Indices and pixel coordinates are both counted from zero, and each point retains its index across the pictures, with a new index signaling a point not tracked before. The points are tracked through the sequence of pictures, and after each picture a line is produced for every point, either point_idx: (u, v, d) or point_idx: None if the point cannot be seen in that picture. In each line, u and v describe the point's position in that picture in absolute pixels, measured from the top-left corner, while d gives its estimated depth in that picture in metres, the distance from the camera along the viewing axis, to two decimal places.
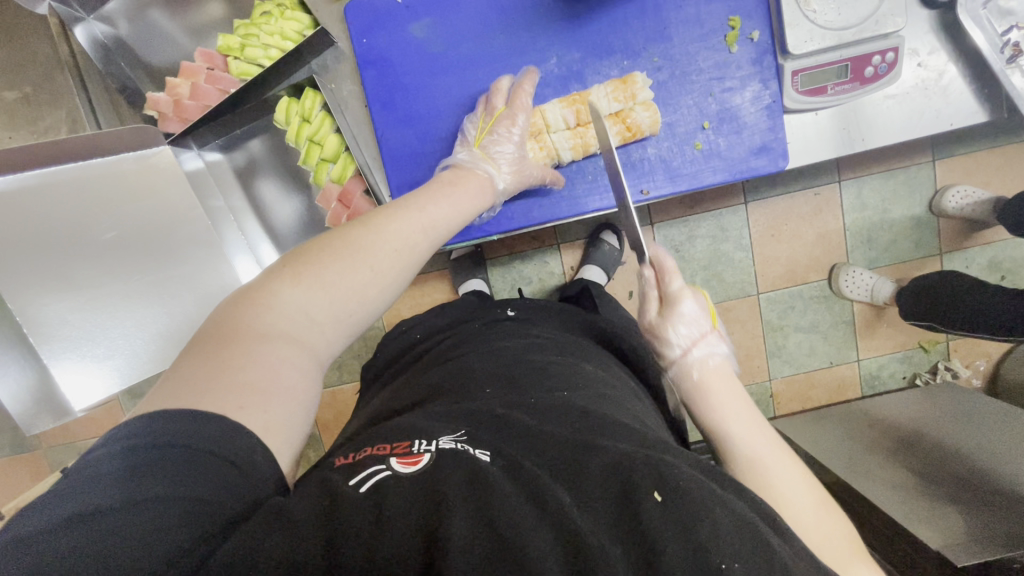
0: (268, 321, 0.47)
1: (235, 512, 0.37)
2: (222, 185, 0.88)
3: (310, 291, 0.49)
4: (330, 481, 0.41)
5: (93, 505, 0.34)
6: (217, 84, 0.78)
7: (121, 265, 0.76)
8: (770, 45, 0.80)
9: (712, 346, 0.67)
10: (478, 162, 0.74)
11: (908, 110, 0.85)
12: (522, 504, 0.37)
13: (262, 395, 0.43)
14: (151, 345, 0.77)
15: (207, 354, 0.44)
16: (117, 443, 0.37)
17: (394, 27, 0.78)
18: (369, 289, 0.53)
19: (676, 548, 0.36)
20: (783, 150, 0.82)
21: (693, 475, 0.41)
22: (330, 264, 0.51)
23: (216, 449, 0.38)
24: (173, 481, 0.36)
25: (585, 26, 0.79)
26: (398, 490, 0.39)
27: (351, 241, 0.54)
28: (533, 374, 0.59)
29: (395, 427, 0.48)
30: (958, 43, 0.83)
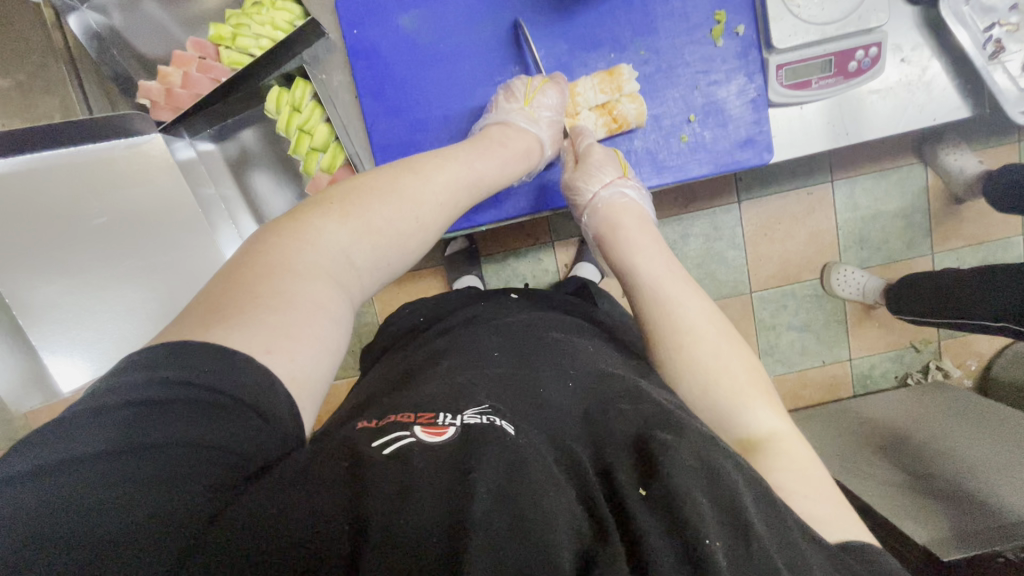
0: (313, 257, 0.49)
1: (258, 465, 0.36)
2: (214, 175, 0.89)
3: (358, 232, 0.54)
4: (351, 445, 0.42)
5: (104, 448, 0.33)
6: (210, 73, 0.79)
7: (112, 250, 0.77)
8: (755, 40, 0.81)
9: (620, 188, 0.76)
10: (526, 121, 0.77)
11: (893, 105, 0.86)
12: (538, 479, 0.38)
13: (292, 340, 0.43)
14: (139, 330, 0.78)
15: (243, 287, 0.45)
16: (129, 386, 0.36)
17: (384, 19, 0.79)
18: (411, 238, 0.60)
19: (666, 537, 0.37)
20: (767, 144, 0.83)
21: (701, 464, 0.42)
22: (377, 205, 0.57)
23: (241, 395, 0.37)
24: (188, 427, 0.35)
25: (572, 19, 0.80)
26: (422, 459, 0.39)
27: (398, 187, 0.59)
28: (548, 355, 0.60)
29: (416, 399, 0.49)
30: (941, 40, 0.85)
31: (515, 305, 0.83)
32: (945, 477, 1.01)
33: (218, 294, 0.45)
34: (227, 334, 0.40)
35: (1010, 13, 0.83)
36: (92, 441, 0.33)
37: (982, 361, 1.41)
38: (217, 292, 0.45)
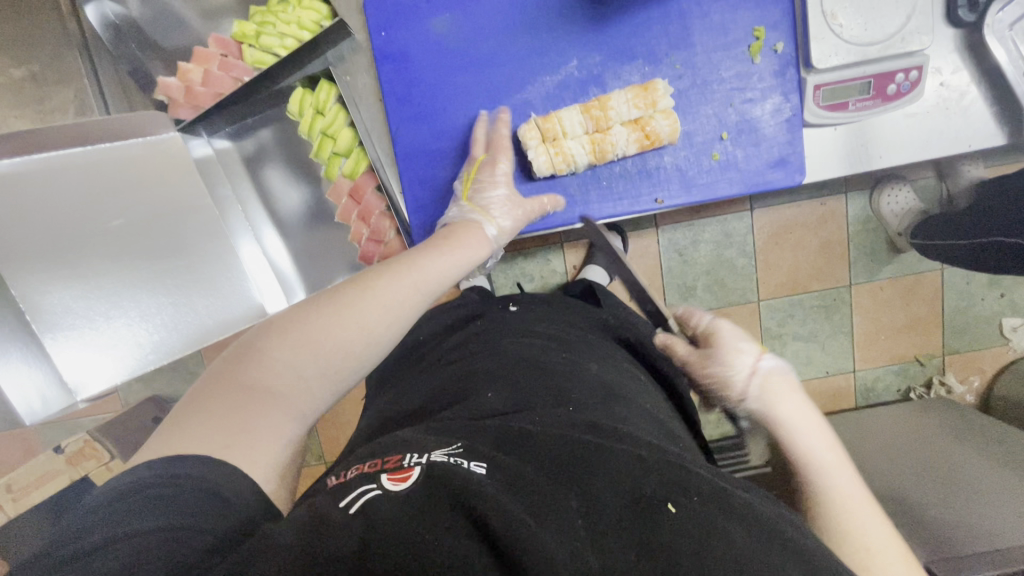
0: (289, 355, 0.49)
1: (227, 541, 0.38)
2: (230, 175, 0.86)
3: (301, 349, 0.50)
4: (317, 505, 0.39)
5: (92, 543, 0.35)
6: (232, 71, 0.76)
7: (126, 253, 0.76)
8: (793, 58, 0.79)
9: (733, 311, 0.73)
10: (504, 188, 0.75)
11: (928, 130, 0.84)
12: (527, 514, 0.37)
13: (245, 444, 0.44)
14: (153, 335, 0.77)
15: (224, 381, 0.48)
16: (116, 491, 0.39)
17: (414, 20, 0.77)
18: (369, 344, 0.53)
19: (691, 558, 0.37)
20: (800, 165, 0.81)
21: (714, 492, 0.42)
22: (370, 307, 0.54)
23: (215, 485, 0.40)
24: (165, 516, 0.37)
25: (607, 29, 0.78)
26: (387, 512, 0.37)
27: (355, 304, 0.53)
28: (535, 384, 0.58)
29: (389, 442, 0.47)
30: (981, 63, 0.83)
31: (524, 315, 0.78)
32: (946, 490, 1.01)
33: (183, 406, 0.47)
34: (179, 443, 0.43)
35: None
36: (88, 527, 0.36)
37: (984, 378, 1.42)
38: (182, 408, 0.47)
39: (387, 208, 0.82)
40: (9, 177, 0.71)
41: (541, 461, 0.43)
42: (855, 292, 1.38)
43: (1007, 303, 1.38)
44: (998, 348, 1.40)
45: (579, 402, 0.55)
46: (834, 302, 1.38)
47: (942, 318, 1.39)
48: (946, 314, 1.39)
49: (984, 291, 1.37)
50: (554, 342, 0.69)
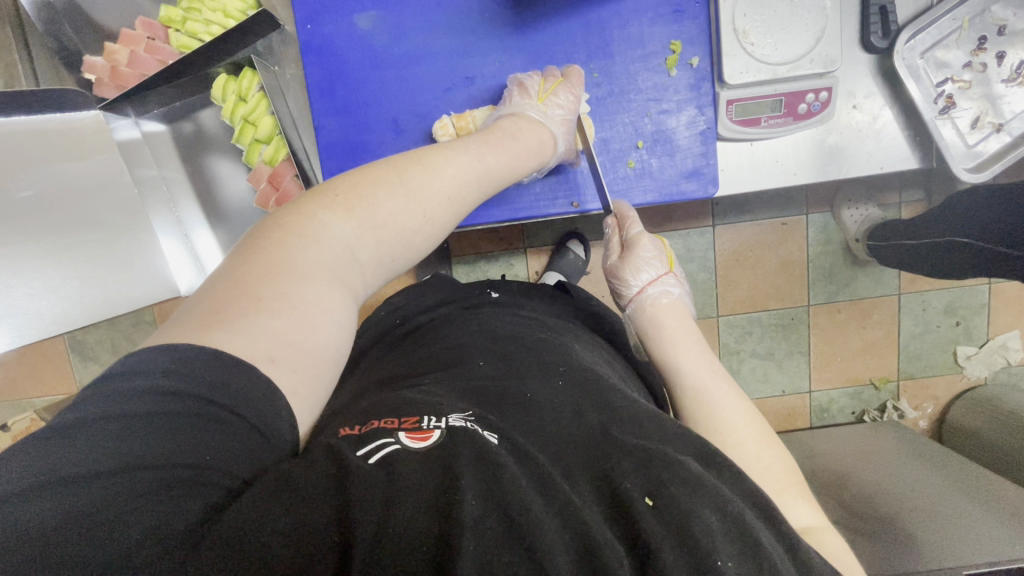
0: (315, 255, 0.48)
1: (242, 478, 0.36)
2: (158, 156, 0.88)
3: (362, 228, 0.52)
4: (336, 448, 0.39)
5: (96, 467, 0.32)
6: (157, 54, 0.79)
7: (36, 225, 0.74)
8: (708, 72, 0.81)
9: (666, 286, 0.74)
10: (539, 115, 0.75)
11: (847, 151, 0.86)
12: (531, 489, 0.37)
13: (294, 346, 0.42)
14: (56, 307, 0.76)
15: (242, 289, 0.43)
16: (121, 397, 0.35)
17: (339, 16, 0.79)
18: (416, 235, 0.58)
19: (674, 552, 0.35)
20: (713, 177, 0.83)
21: (703, 481, 0.41)
22: (383, 199, 0.54)
23: (241, 410, 0.37)
24: (182, 443, 0.34)
25: (529, 36, 0.80)
26: (407, 468, 0.37)
27: (409, 179, 0.57)
28: (527, 357, 0.58)
29: (399, 401, 0.47)
30: (895, 90, 0.85)
31: (507, 303, 0.78)
32: (882, 512, 1.01)
33: (215, 294, 0.43)
34: (206, 330, 0.40)
35: (962, 69, 0.85)
36: (69, 448, 0.32)
37: (938, 406, 1.44)
38: (211, 295, 0.43)
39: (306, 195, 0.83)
40: None
41: (542, 436, 0.44)
42: (813, 313, 1.40)
43: (963, 331, 1.40)
44: (952, 376, 1.42)
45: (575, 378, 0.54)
46: (792, 322, 1.40)
47: (898, 343, 1.41)
48: (902, 339, 1.41)
49: (940, 317, 1.40)
50: (540, 325, 0.69)
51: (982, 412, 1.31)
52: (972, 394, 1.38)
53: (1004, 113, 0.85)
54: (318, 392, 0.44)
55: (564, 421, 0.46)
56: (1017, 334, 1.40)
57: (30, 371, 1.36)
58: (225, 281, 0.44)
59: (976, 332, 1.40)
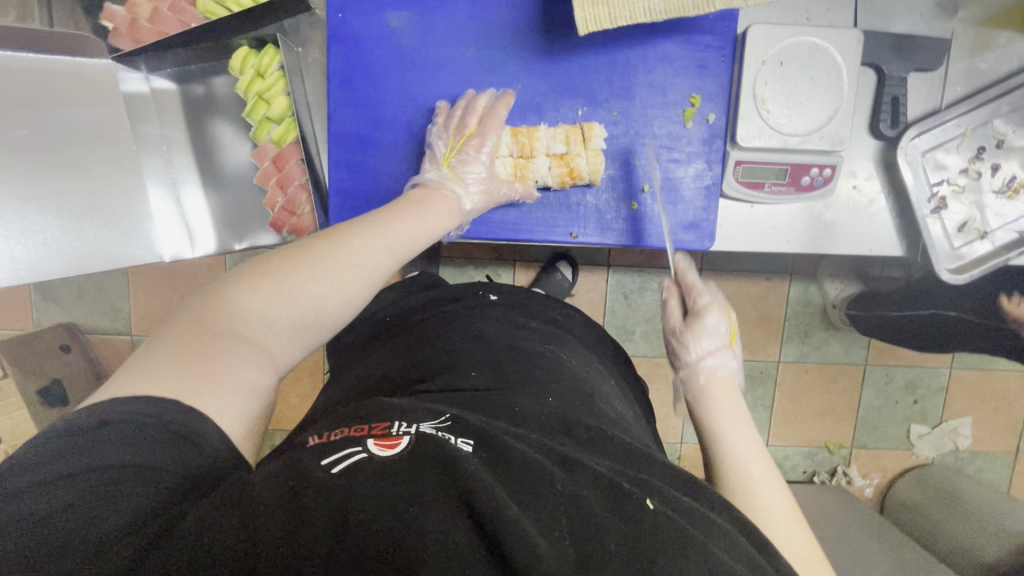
0: (228, 324, 0.51)
1: (196, 481, 0.41)
2: (162, 114, 0.84)
3: (269, 298, 0.53)
4: (301, 462, 0.42)
5: (72, 469, 0.37)
6: (181, 15, 0.77)
7: (25, 166, 0.74)
8: (723, 131, 0.83)
9: (721, 359, 0.70)
10: (442, 179, 0.77)
11: (840, 228, 0.89)
12: (510, 502, 0.38)
13: (211, 389, 0.45)
14: (32, 253, 0.74)
15: (167, 347, 0.47)
16: (90, 414, 0.40)
17: (372, 11, 0.78)
18: (353, 286, 0.59)
19: (653, 567, 0.37)
20: (710, 232, 0.85)
21: (683, 505, 0.43)
22: (294, 268, 0.56)
23: (176, 427, 0.41)
24: (142, 452, 0.39)
25: (557, 63, 0.81)
26: (368, 476, 0.39)
27: (322, 251, 0.58)
28: (518, 367, 0.60)
29: (359, 409, 0.49)
30: (891, 178, 0.88)
31: (511, 297, 0.78)
32: None
33: (150, 350, 0.47)
34: (151, 385, 0.43)
35: (958, 174, 0.88)
36: (49, 455, 0.38)
37: (886, 478, 1.48)
38: (152, 350, 0.47)
39: (308, 182, 0.83)
40: None
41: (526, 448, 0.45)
42: (782, 370, 1.43)
43: (919, 410, 1.45)
44: (903, 451, 1.47)
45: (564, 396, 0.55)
46: (761, 375, 1.43)
47: (857, 411, 1.45)
48: (862, 408, 1.45)
49: (900, 393, 1.44)
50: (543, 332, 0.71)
51: (924, 492, 1.36)
52: (918, 471, 1.42)
53: (990, 223, 0.89)
54: (249, 430, 0.47)
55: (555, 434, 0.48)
56: (968, 421, 1.45)
57: None
58: (175, 333, 0.48)
59: (931, 413, 1.45)
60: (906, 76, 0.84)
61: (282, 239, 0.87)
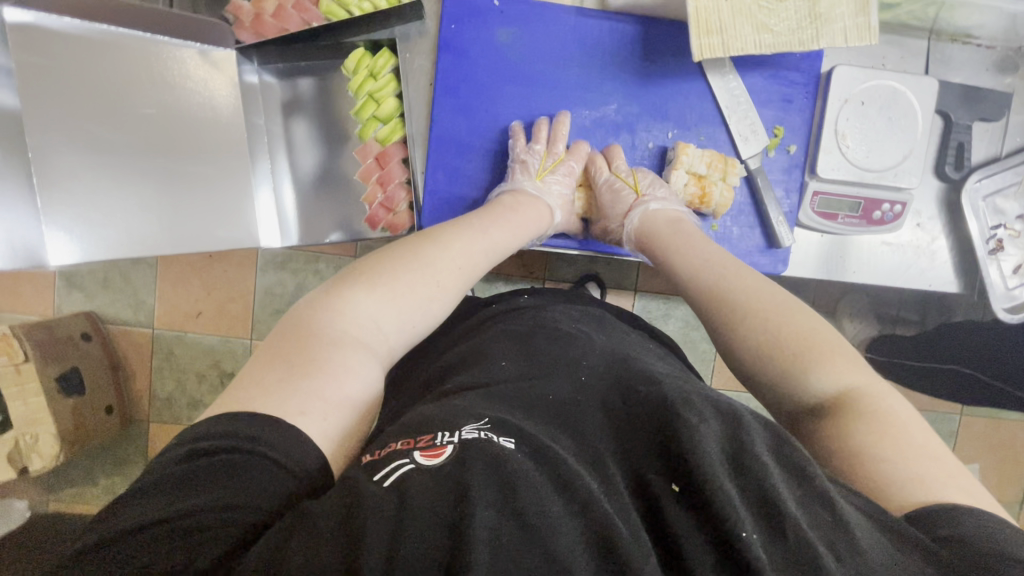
0: (341, 326, 0.54)
1: (262, 513, 0.38)
2: (266, 107, 0.86)
3: (383, 296, 0.59)
4: (351, 480, 0.37)
5: (144, 518, 0.36)
6: (304, 14, 0.79)
7: (151, 144, 0.79)
8: (801, 162, 0.88)
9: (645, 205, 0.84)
10: (535, 189, 0.83)
11: (898, 260, 0.93)
12: (549, 488, 0.35)
13: (323, 402, 0.47)
14: (148, 227, 0.79)
15: (282, 359, 0.49)
16: (170, 461, 0.40)
17: (483, 25, 0.82)
18: (433, 300, 0.64)
19: (705, 543, 0.35)
20: (785, 258, 0.88)
21: (729, 449, 0.39)
22: (401, 272, 0.62)
23: (254, 448, 0.41)
24: (214, 489, 0.38)
25: (651, 87, 0.85)
26: (421, 485, 0.35)
27: (420, 255, 0.65)
28: (550, 351, 0.56)
29: (416, 417, 0.44)
30: (952, 218, 0.93)
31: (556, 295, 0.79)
32: None
33: (252, 372, 0.49)
34: (266, 401, 0.45)
35: (1015, 220, 0.91)
36: (135, 507, 0.37)
37: None
38: (260, 365, 0.49)
39: (406, 181, 0.85)
40: (71, 37, 0.74)
41: (566, 432, 0.42)
42: None
43: None
44: None
45: (600, 369, 0.52)
46: None
47: None
48: None
49: None
50: (583, 317, 0.69)
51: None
52: None
53: None
54: (344, 448, 0.47)
55: (593, 422, 0.45)
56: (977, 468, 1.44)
57: (10, 284, 1.26)
58: (289, 339, 0.52)
59: None
60: (970, 124, 0.90)
61: (371, 234, 0.89)
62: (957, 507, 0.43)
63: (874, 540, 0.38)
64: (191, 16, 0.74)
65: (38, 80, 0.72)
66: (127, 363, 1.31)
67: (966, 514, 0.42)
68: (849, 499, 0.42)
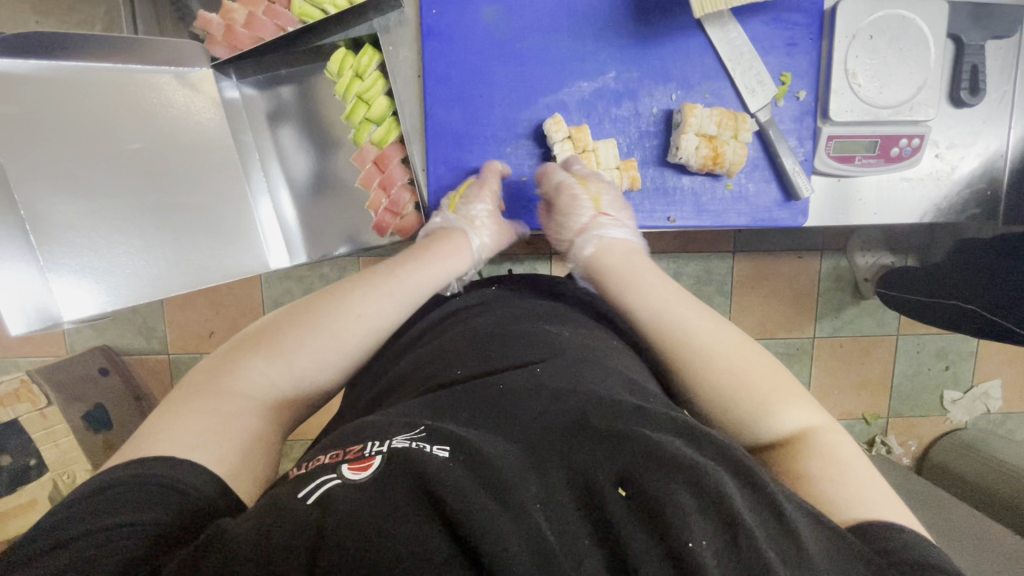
0: (262, 356, 0.53)
1: (167, 534, 0.36)
2: (252, 123, 0.84)
3: (309, 326, 0.56)
4: (276, 498, 0.35)
5: (44, 548, 0.34)
6: (277, 19, 0.75)
7: (144, 179, 0.76)
8: (813, 107, 0.84)
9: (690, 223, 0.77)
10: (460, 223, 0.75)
11: (919, 195, 0.90)
12: (482, 496, 0.32)
13: (220, 436, 0.45)
14: (155, 267, 0.76)
15: (203, 384, 0.50)
16: (83, 492, 0.38)
17: (465, 6, 0.78)
18: (362, 339, 0.60)
19: (648, 548, 0.32)
20: (804, 209, 0.86)
21: (675, 455, 0.35)
22: (334, 301, 0.59)
23: (160, 474, 0.39)
24: (124, 512, 0.36)
25: (648, 49, 0.81)
26: (346, 500, 0.33)
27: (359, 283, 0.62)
28: (510, 352, 0.52)
29: (359, 425, 0.42)
30: (971, 145, 0.89)
31: (508, 293, 0.72)
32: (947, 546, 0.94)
33: (177, 397, 0.49)
34: (160, 436, 0.43)
35: None
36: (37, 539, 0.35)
37: (921, 444, 1.45)
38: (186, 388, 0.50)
39: (409, 181, 0.83)
40: (37, 80, 0.70)
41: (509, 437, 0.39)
42: (817, 345, 1.37)
43: (951, 375, 1.43)
44: (938, 417, 1.44)
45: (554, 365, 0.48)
46: (797, 352, 1.37)
47: (892, 381, 1.41)
48: (896, 378, 1.42)
49: (930, 361, 1.41)
50: (535, 313, 0.63)
51: (961, 454, 1.33)
52: (956, 437, 1.39)
53: None
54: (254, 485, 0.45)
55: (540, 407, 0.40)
56: (997, 381, 1.44)
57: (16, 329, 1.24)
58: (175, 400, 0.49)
59: (961, 376, 1.43)
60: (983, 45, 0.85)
61: (381, 241, 0.87)
62: (889, 528, 0.40)
63: (828, 555, 0.35)
64: (163, 41, 0.72)
65: (13, 131, 0.68)
66: (150, 392, 1.27)
67: (893, 538, 0.39)
68: (799, 502, 0.39)
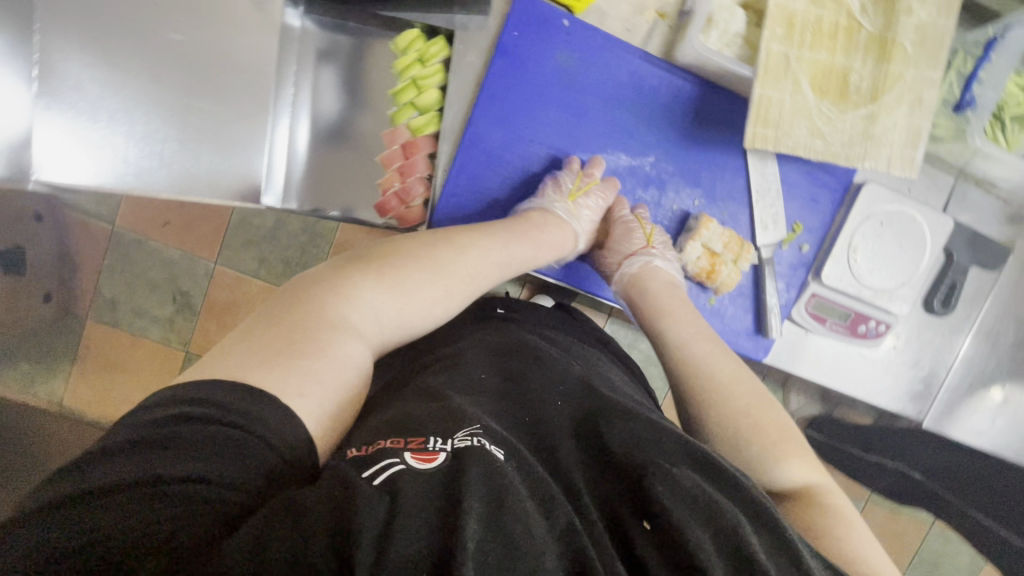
0: (344, 310, 0.55)
1: (239, 484, 0.38)
2: (300, 56, 0.84)
3: (388, 287, 0.60)
4: (341, 474, 0.40)
5: (115, 479, 0.35)
6: None
7: (168, 71, 0.73)
8: (808, 262, 0.90)
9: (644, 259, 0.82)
10: (564, 214, 0.81)
11: (866, 372, 0.96)
12: (534, 510, 0.39)
13: (315, 381, 0.48)
14: (145, 160, 0.74)
15: (278, 327, 0.51)
16: (146, 422, 0.40)
17: (545, 42, 0.79)
18: (435, 304, 0.65)
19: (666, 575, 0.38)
20: (767, 347, 0.91)
21: (692, 495, 0.42)
22: (411, 268, 0.63)
23: (230, 415, 0.41)
24: (194, 460, 0.37)
25: (690, 151, 0.85)
26: (412, 487, 0.38)
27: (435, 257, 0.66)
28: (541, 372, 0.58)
29: (404, 419, 0.47)
30: (924, 347, 0.96)
31: (538, 315, 0.79)
32: None
33: (253, 340, 0.49)
34: (249, 374, 0.45)
35: None
36: (107, 465, 0.36)
37: None
38: (255, 332, 0.50)
39: (427, 177, 0.82)
40: None
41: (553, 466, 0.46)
42: None
43: None
44: None
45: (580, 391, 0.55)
46: None
47: None
48: None
49: None
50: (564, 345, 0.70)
51: None
52: None
53: None
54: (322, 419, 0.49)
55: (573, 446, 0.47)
56: None
57: None
58: (220, 359, 0.46)
59: None
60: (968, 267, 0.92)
61: (379, 219, 0.87)
62: None
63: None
64: None
65: None
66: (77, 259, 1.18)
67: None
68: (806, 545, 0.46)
